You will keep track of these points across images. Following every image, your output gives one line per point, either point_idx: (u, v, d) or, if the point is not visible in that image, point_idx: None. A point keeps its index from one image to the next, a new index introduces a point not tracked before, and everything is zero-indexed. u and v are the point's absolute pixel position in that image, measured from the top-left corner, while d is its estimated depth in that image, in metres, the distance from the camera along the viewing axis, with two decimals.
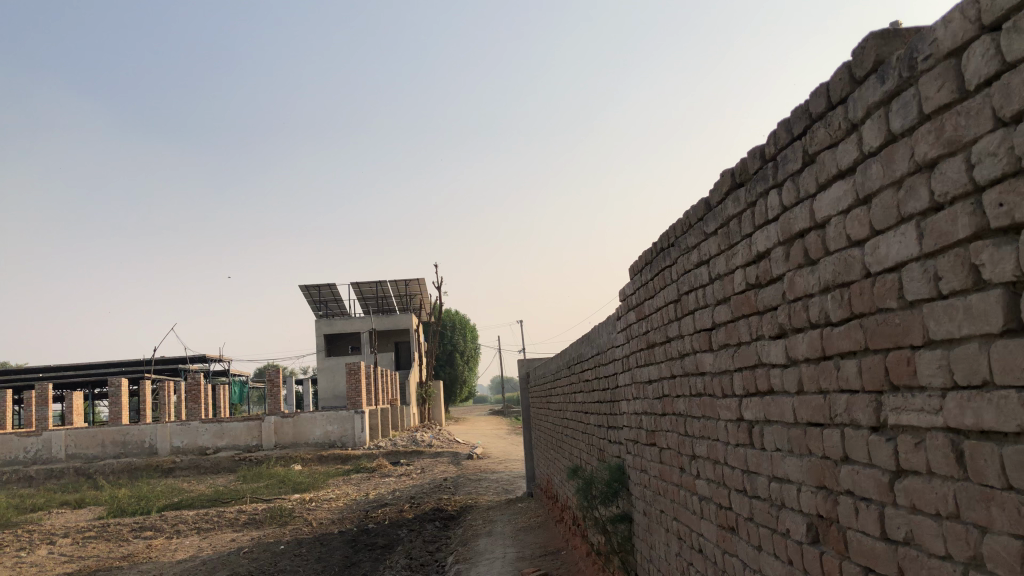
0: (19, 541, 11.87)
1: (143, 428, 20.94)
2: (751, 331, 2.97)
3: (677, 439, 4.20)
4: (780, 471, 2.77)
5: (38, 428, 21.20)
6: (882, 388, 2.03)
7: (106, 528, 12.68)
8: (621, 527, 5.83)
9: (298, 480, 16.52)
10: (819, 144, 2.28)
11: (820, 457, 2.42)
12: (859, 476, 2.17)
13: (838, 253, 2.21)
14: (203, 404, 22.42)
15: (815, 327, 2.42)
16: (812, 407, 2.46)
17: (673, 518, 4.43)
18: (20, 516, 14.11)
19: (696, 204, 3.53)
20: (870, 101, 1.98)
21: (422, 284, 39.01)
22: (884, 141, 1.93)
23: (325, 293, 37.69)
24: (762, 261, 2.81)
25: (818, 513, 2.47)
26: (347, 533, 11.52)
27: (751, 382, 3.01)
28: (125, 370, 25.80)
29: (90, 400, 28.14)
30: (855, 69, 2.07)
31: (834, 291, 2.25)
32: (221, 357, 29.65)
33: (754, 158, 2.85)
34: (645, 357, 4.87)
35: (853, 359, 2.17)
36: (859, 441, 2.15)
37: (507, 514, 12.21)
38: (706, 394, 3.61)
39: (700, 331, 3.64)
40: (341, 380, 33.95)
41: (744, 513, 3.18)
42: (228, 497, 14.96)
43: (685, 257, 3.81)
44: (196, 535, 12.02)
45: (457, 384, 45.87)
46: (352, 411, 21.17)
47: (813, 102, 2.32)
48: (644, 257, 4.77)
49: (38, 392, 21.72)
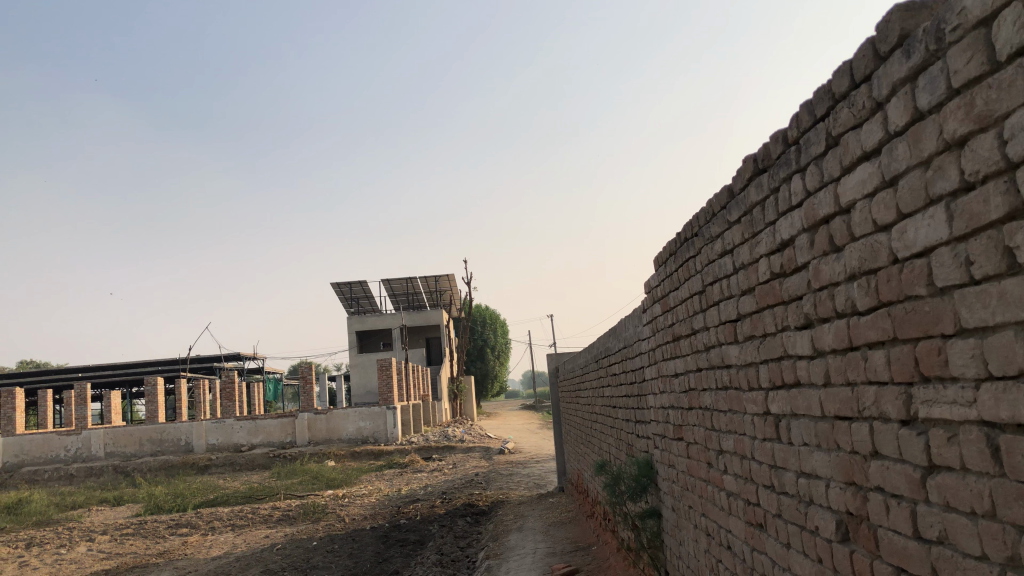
0: (59, 538, 12.05)
1: (179, 426, 21.22)
2: (777, 321, 2.86)
3: (704, 433, 4.10)
4: (808, 467, 2.67)
5: (78, 427, 21.55)
6: (912, 380, 1.93)
7: (144, 524, 12.86)
8: (650, 522, 5.75)
9: (332, 477, 16.60)
10: (842, 126, 2.18)
11: (849, 452, 2.32)
12: (890, 473, 2.07)
13: (864, 238, 2.11)
14: (238, 402, 22.65)
15: (841, 316, 2.32)
16: (839, 400, 2.36)
17: (701, 515, 4.33)
18: (60, 514, 14.35)
19: (718, 193, 3.43)
20: (895, 78, 1.88)
21: (452, 280, 39.04)
22: (910, 120, 1.83)
23: (357, 290, 37.89)
24: (786, 249, 2.71)
25: (848, 510, 2.37)
26: (379, 529, 11.54)
27: (778, 374, 2.91)
28: (162, 369, 26.15)
29: (128, 400, 28.59)
30: (878, 45, 1.97)
31: (860, 279, 2.15)
32: (254, 355, 29.94)
33: (776, 143, 2.75)
34: (671, 350, 4.77)
35: (881, 350, 2.07)
36: (889, 436, 2.05)
37: (538, 509, 12.13)
38: (733, 387, 3.51)
39: (725, 323, 3.53)
40: (373, 377, 34.09)
41: (773, 510, 3.08)
42: (262, 494, 15.05)
43: (709, 247, 3.70)
44: (231, 531, 12.10)
45: (489, 379, 45.92)
46: (384, 407, 21.20)
47: (836, 82, 2.21)
48: (668, 248, 4.67)
49: (77, 391, 22.08)
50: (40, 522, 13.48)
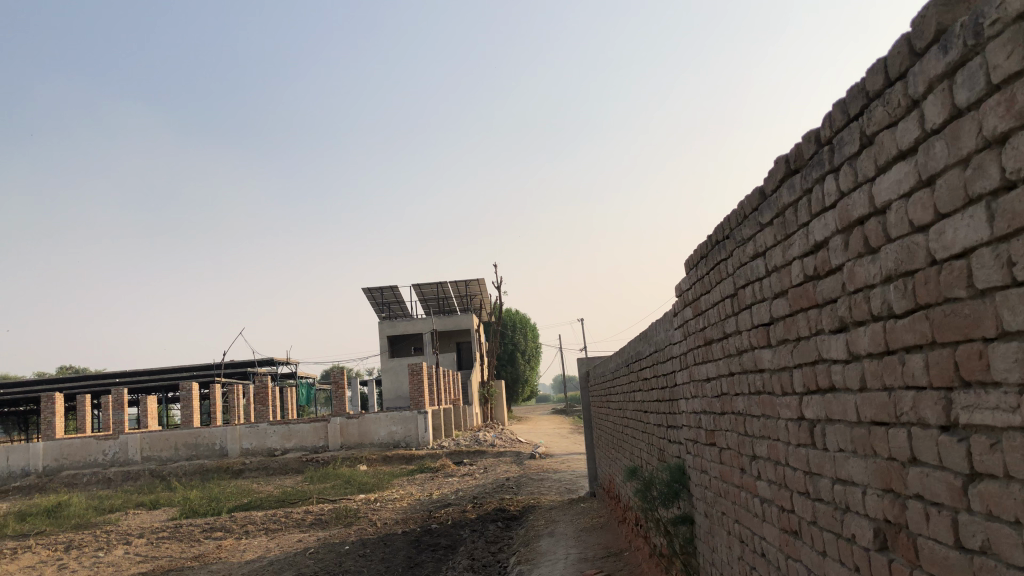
0: (96, 541, 12.22)
1: (214, 431, 21.45)
2: (811, 324, 2.81)
3: (737, 438, 4.05)
4: (845, 473, 2.61)
5: (115, 432, 21.89)
6: (951, 384, 1.87)
7: (179, 528, 12.99)
8: (683, 528, 5.69)
9: (363, 481, 16.67)
10: (877, 125, 2.13)
11: (886, 458, 2.27)
12: (928, 480, 2.02)
13: (900, 240, 2.06)
14: (271, 406, 22.84)
15: (876, 320, 2.27)
16: (876, 405, 2.31)
17: (734, 521, 4.27)
18: (98, 517, 14.56)
19: (750, 194, 3.37)
20: (931, 74, 1.83)
21: (482, 284, 39.07)
22: (948, 118, 1.78)
23: (388, 295, 38.07)
24: (820, 251, 2.66)
25: (886, 518, 2.32)
26: (411, 534, 11.57)
27: (812, 378, 2.85)
28: (197, 374, 26.49)
29: (164, 404, 28.99)
30: (914, 41, 1.91)
31: (896, 281, 2.10)
32: (287, 361, 30.20)
33: (809, 143, 2.70)
34: (702, 354, 4.72)
35: (919, 354, 2.02)
36: (928, 442, 2.00)
37: (569, 515, 12.07)
38: (766, 391, 3.45)
39: (759, 326, 3.47)
40: (404, 381, 34.24)
41: (808, 517, 3.02)
42: (295, 498, 15.16)
43: (740, 249, 3.65)
44: (265, 535, 12.20)
45: (519, 383, 45.93)
46: (415, 411, 21.26)
47: (870, 80, 2.17)
48: (699, 251, 4.63)
49: (115, 396, 22.42)
50: (79, 525, 13.68)
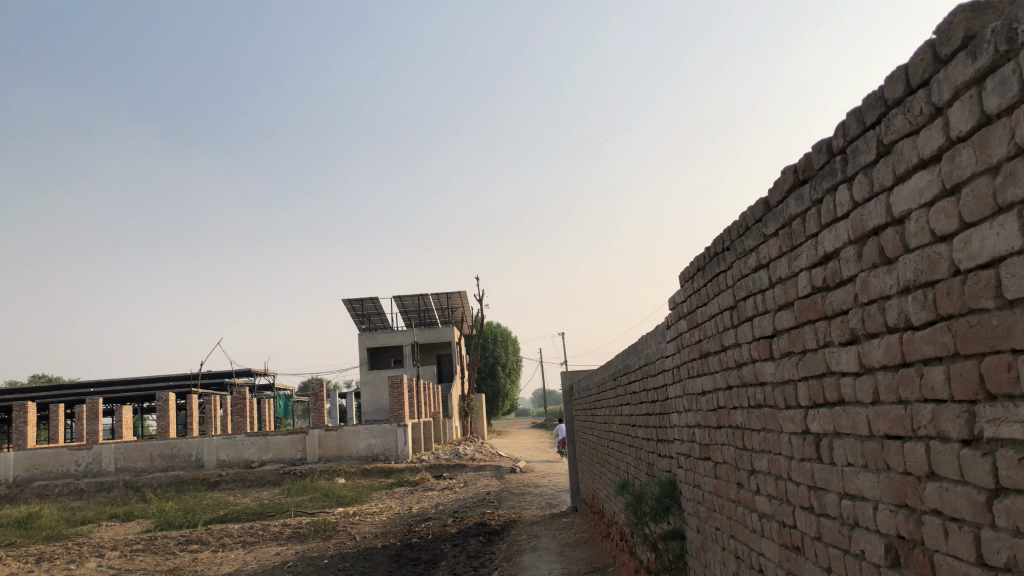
0: (68, 554, 11.95)
1: (190, 442, 21.17)
2: (818, 337, 2.78)
3: (733, 453, 4.01)
4: (853, 487, 2.57)
5: (89, 441, 21.54)
6: (976, 397, 1.84)
7: (154, 541, 12.75)
8: (673, 544, 5.63)
9: (342, 494, 16.47)
10: (896, 133, 2.11)
11: (901, 472, 2.23)
12: (948, 494, 1.98)
13: (919, 249, 2.03)
14: (249, 417, 22.58)
15: (892, 331, 2.24)
16: (889, 419, 2.27)
17: (729, 536, 4.22)
18: (70, 529, 14.27)
19: (753, 205, 3.35)
20: (957, 81, 1.80)
21: (463, 298, 39.01)
22: (976, 124, 1.75)
23: (368, 306, 37.89)
24: (830, 261, 2.63)
25: (899, 534, 2.27)
26: (391, 548, 11.41)
27: (819, 392, 2.82)
28: (174, 384, 26.18)
29: (139, 415, 28.59)
30: (939, 47, 1.89)
31: (915, 292, 2.07)
32: (266, 372, 29.93)
33: (819, 153, 2.67)
34: (698, 367, 4.68)
35: (939, 366, 1.99)
36: (948, 456, 1.96)
37: (551, 530, 11.98)
38: (767, 405, 3.41)
39: (760, 339, 3.44)
40: (383, 394, 34.03)
41: (812, 533, 2.97)
42: (273, 511, 14.95)
43: (742, 261, 3.63)
44: (242, 548, 12.01)
45: (499, 398, 45.88)
46: (395, 424, 21.10)
47: (889, 88, 2.14)
48: (695, 263, 4.60)
49: (89, 406, 22.07)
50: (51, 537, 13.40)
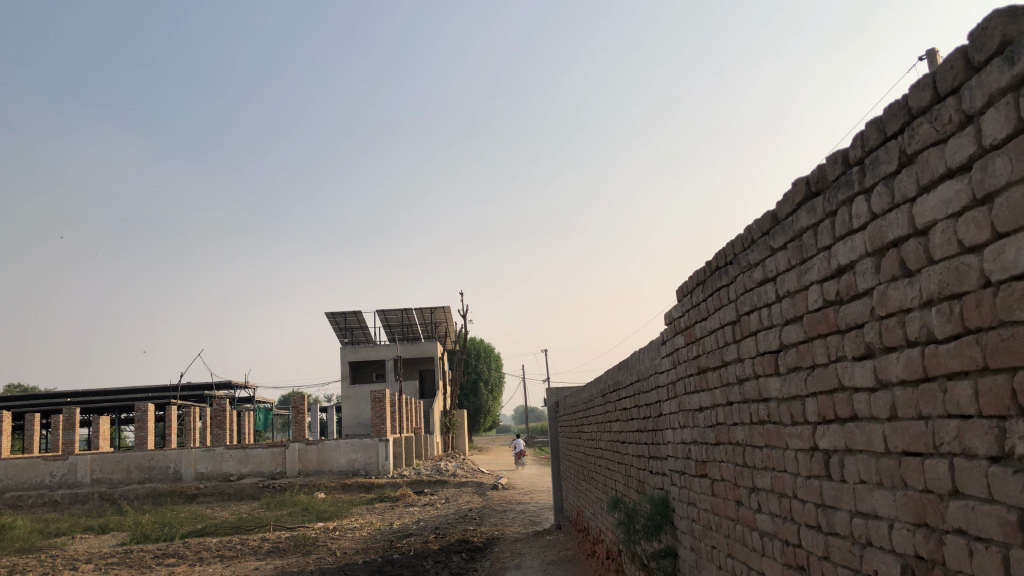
0: (42, 566, 11.69)
1: (168, 454, 20.84)
2: (830, 351, 2.73)
3: (733, 470, 3.95)
4: (866, 506, 2.51)
5: (65, 452, 21.18)
6: (1007, 413, 1.78)
7: (129, 554, 12.51)
8: (665, 562, 5.52)
9: (322, 509, 16.25)
10: (921, 142, 2.06)
11: (920, 490, 2.16)
12: (974, 512, 1.92)
13: (945, 261, 1.99)
14: (228, 430, 22.28)
15: (912, 345, 2.18)
16: (909, 435, 2.21)
17: (726, 555, 4.15)
18: (43, 541, 14.01)
19: (760, 218, 3.30)
20: (992, 87, 1.77)
21: (447, 313, 38.93)
22: (1011, 134, 1.72)
23: (351, 320, 37.69)
24: (844, 275, 2.58)
25: (917, 554, 2.21)
26: (372, 564, 11.24)
27: (829, 408, 2.76)
28: (152, 396, 25.88)
29: (116, 426, 28.21)
30: (971, 54, 1.85)
31: (939, 304, 2.02)
32: (246, 385, 29.68)
33: (834, 164, 2.64)
34: (695, 383, 4.63)
35: (966, 381, 1.93)
36: (975, 473, 1.90)
37: (535, 547, 11.86)
38: (772, 421, 3.36)
39: (765, 354, 3.39)
40: (365, 408, 33.78)
41: (820, 552, 2.90)
42: (251, 524, 14.72)
43: (745, 274, 3.59)
44: (220, 563, 11.77)
45: (481, 414, 45.77)
46: (376, 439, 20.92)
47: (914, 96, 2.10)
48: (695, 277, 4.56)
49: (66, 416, 21.70)
50: (23, 548, 13.16)
